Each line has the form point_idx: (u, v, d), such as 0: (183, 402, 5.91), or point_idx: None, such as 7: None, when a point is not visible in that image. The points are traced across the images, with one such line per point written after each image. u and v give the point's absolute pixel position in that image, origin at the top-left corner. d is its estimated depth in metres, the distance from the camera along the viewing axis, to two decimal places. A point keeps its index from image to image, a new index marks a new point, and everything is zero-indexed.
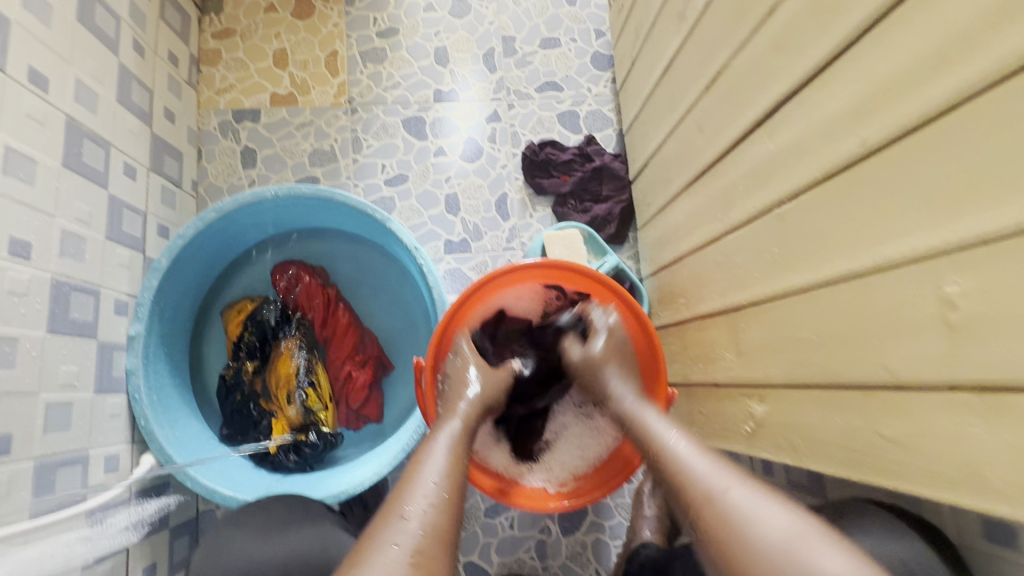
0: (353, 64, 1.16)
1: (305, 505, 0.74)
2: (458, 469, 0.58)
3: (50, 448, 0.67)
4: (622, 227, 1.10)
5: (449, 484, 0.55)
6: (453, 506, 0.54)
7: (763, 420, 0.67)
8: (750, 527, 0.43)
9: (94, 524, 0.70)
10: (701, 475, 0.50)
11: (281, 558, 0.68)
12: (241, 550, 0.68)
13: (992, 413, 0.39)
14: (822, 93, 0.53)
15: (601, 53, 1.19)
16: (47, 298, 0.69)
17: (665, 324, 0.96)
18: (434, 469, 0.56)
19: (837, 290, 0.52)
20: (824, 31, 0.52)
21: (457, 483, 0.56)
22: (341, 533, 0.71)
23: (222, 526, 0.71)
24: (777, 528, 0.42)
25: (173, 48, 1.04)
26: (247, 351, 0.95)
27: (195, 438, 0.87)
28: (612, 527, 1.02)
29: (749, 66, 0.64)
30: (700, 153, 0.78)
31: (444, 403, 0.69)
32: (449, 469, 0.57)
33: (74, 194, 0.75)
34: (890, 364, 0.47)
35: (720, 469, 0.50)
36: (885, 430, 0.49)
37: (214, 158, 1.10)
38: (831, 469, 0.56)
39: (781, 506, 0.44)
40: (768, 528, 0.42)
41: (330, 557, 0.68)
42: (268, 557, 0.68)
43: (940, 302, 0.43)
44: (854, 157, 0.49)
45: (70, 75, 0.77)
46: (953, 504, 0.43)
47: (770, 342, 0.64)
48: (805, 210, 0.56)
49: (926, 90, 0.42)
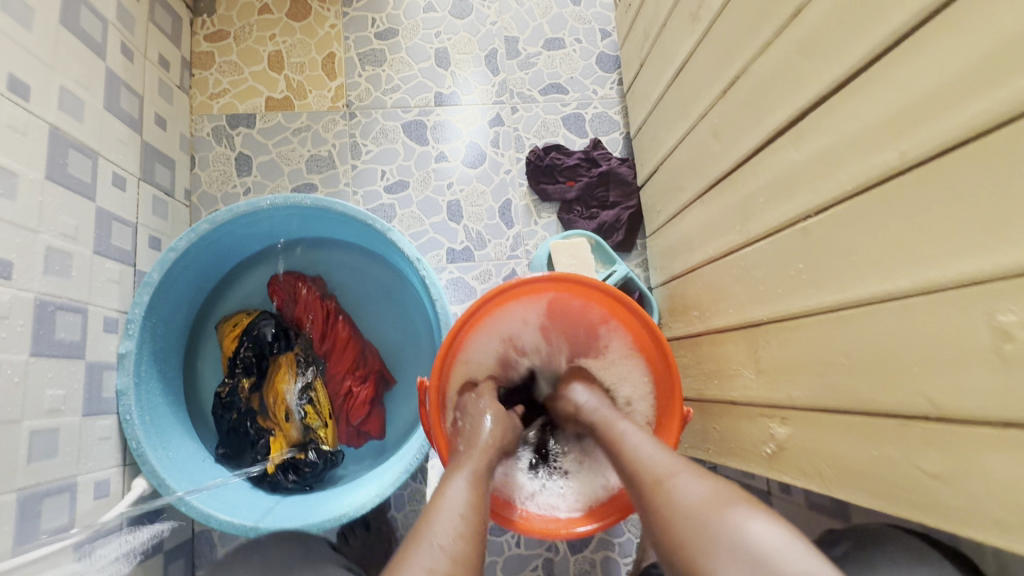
0: (351, 66, 1.12)
1: None
2: (482, 504, 0.55)
3: (35, 478, 0.64)
4: (630, 234, 1.07)
5: (472, 517, 0.53)
6: (479, 540, 0.51)
7: (785, 443, 0.64)
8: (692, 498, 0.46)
9: (82, 557, 0.65)
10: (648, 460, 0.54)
11: None
12: None
13: None
14: (855, 102, 0.49)
15: (607, 54, 1.15)
16: (30, 320, 0.65)
17: (676, 336, 0.93)
18: (455, 502, 0.54)
19: (871, 312, 0.49)
20: (857, 35, 0.48)
21: (480, 517, 0.53)
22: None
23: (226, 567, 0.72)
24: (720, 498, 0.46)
25: (164, 51, 1.00)
26: (243, 367, 0.91)
27: (189, 459, 0.84)
28: (622, 544, 0.99)
29: (771, 70, 0.61)
30: (715, 161, 0.75)
31: (463, 441, 0.67)
32: (472, 500, 0.55)
33: (59, 207, 0.71)
34: (932, 395, 0.44)
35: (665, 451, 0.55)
36: (925, 463, 0.45)
37: (207, 166, 1.06)
38: (862, 500, 0.53)
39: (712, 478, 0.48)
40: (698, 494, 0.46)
41: None
42: None
43: (991, 332, 0.39)
44: (891, 171, 0.46)
45: (53, 82, 0.73)
46: (1005, 547, 0.40)
47: (794, 362, 0.61)
48: (833, 226, 0.53)
49: (976, 102, 0.39)
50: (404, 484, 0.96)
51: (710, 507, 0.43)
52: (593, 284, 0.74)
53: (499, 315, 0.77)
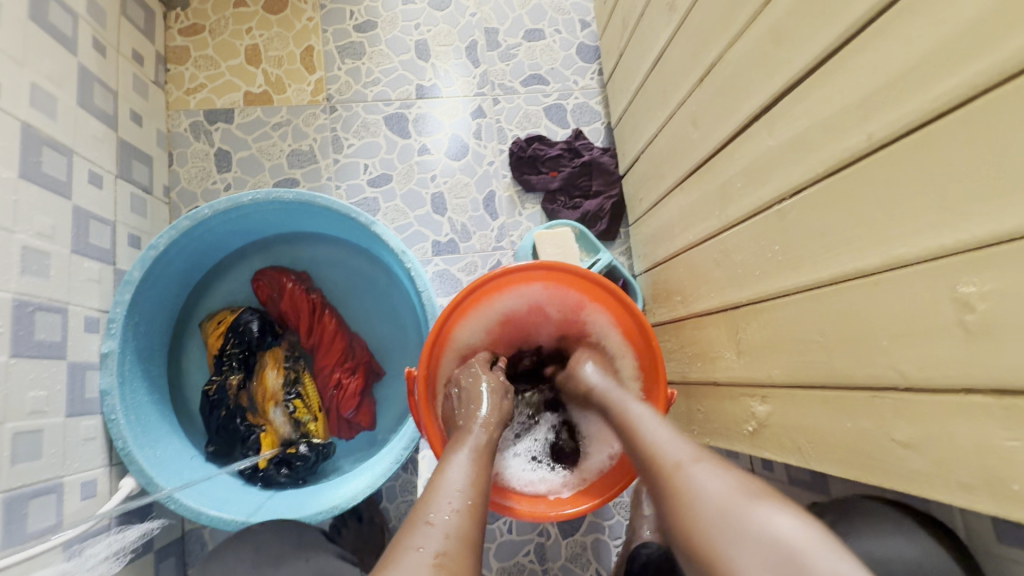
0: (330, 59, 1.11)
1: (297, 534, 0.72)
2: (482, 494, 0.55)
3: (21, 480, 0.63)
4: (614, 223, 1.08)
5: (474, 502, 0.53)
6: (480, 529, 0.51)
7: (766, 420, 0.66)
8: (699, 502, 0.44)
9: (71, 557, 0.65)
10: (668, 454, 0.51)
11: None
12: None
13: (1014, 418, 0.38)
14: (827, 86, 0.51)
15: (587, 45, 1.16)
16: (8, 320, 0.64)
17: (661, 322, 0.95)
18: (457, 486, 0.53)
19: (844, 290, 0.51)
20: (827, 19, 0.50)
21: (480, 505, 0.53)
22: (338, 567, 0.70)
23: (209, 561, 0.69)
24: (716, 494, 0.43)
25: (137, 46, 0.98)
26: (230, 363, 0.90)
27: (178, 457, 0.83)
28: (612, 527, 1.01)
29: (745, 57, 0.62)
30: (695, 148, 0.76)
31: (465, 414, 0.68)
32: (472, 487, 0.54)
33: (33, 206, 0.70)
34: (901, 367, 0.46)
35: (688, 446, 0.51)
36: (895, 432, 0.47)
37: (186, 162, 1.05)
38: (838, 471, 0.55)
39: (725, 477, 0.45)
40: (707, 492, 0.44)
41: None
42: None
43: (955, 303, 0.41)
44: (860, 153, 0.48)
45: (23, 78, 0.71)
46: (970, 508, 0.42)
47: (773, 342, 0.63)
48: (808, 207, 0.55)
49: (940, 82, 0.40)
50: (394, 476, 0.99)
51: (739, 505, 0.41)
52: (560, 266, 0.75)
53: (469, 320, 0.78)
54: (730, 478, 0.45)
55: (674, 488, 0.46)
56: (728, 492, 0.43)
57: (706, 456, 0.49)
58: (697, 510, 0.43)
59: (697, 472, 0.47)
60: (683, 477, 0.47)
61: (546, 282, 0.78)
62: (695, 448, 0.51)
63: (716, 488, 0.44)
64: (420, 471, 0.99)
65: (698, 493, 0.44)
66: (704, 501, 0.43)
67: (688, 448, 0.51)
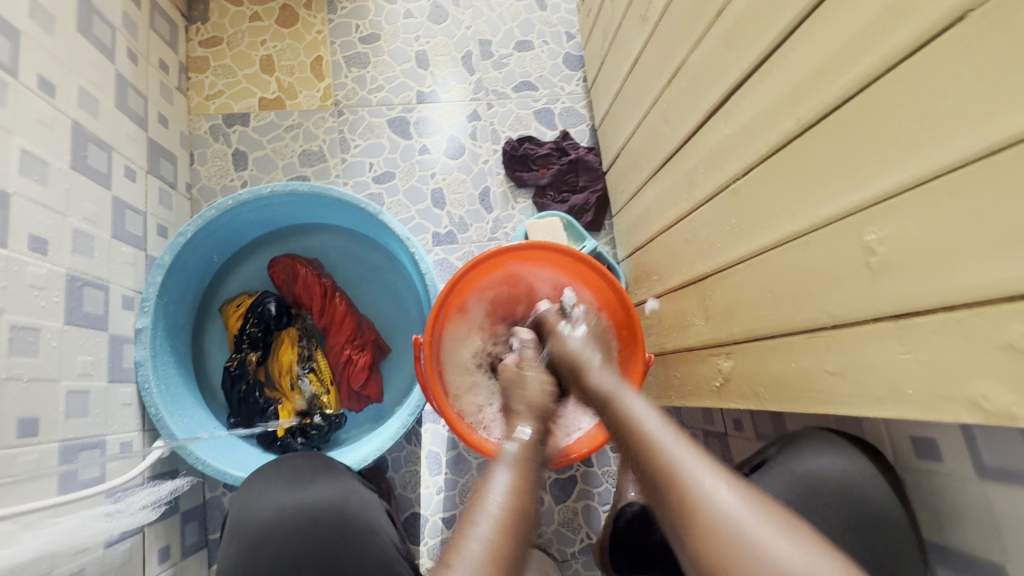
0: (338, 68, 1.21)
1: (326, 465, 0.78)
2: (525, 522, 0.51)
3: (72, 433, 0.72)
4: (599, 215, 1.18)
5: (507, 531, 0.49)
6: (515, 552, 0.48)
7: (730, 373, 0.75)
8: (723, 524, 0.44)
9: (115, 501, 0.74)
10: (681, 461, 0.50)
11: (307, 505, 0.70)
12: (270, 499, 0.71)
13: (907, 336, 0.48)
14: (765, 82, 0.61)
15: (573, 55, 1.27)
16: (62, 292, 0.73)
17: (642, 301, 1.05)
18: (489, 514, 0.50)
19: (784, 249, 0.61)
20: (764, 27, 0.60)
21: (523, 522, 0.50)
22: (362, 491, 0.75)
23: (252, 479, 0.74)
24: (738, 521, 0.44)
25: (163, 56, 1.08)
26: (249, 342, 0.99)
27: (203, 426, 0.92)
28: (600, 493, 1.10)
29: (704, 60, 0.73)
30: (666, 141, 0.87)
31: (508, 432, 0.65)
32: (505, 514, 0.51)
33: (82, 194, 0.79)
34: (829, 308, 0.56)
35: (695, 454, 0.51)
36: (826, 363, 0.57)
37: (206, 161, 1.14)
38: (786, 407, 0.64)
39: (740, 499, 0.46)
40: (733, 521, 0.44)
41: (350, 508, 0.71)
42: (295, 504, 0.70)
43: (862, 249, 0.51)
44: (791, 135, 0.58)
45: (73, 82, 0.81)
46: (882, 418, 0.52)
47: (734, 303, 0.72)
48: (755, 183, 0.65)
49: (843, 74, 0.51)
50: (400, 447, 1.07)
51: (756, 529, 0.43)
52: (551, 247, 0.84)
53: (471, 295, 0.87)
54: (760, 514, 0.45)
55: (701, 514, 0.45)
56: (775, 544, 0.42)
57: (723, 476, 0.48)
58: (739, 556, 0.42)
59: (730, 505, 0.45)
60: (721, 509, 0.45)
61: (552, 265, 0.88)
62: (710, 463, 0.50)
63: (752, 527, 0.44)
64: (423, 443, 1.07)
65: (738, 536, 0.43)
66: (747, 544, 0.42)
67: (700, 462, 0.50)
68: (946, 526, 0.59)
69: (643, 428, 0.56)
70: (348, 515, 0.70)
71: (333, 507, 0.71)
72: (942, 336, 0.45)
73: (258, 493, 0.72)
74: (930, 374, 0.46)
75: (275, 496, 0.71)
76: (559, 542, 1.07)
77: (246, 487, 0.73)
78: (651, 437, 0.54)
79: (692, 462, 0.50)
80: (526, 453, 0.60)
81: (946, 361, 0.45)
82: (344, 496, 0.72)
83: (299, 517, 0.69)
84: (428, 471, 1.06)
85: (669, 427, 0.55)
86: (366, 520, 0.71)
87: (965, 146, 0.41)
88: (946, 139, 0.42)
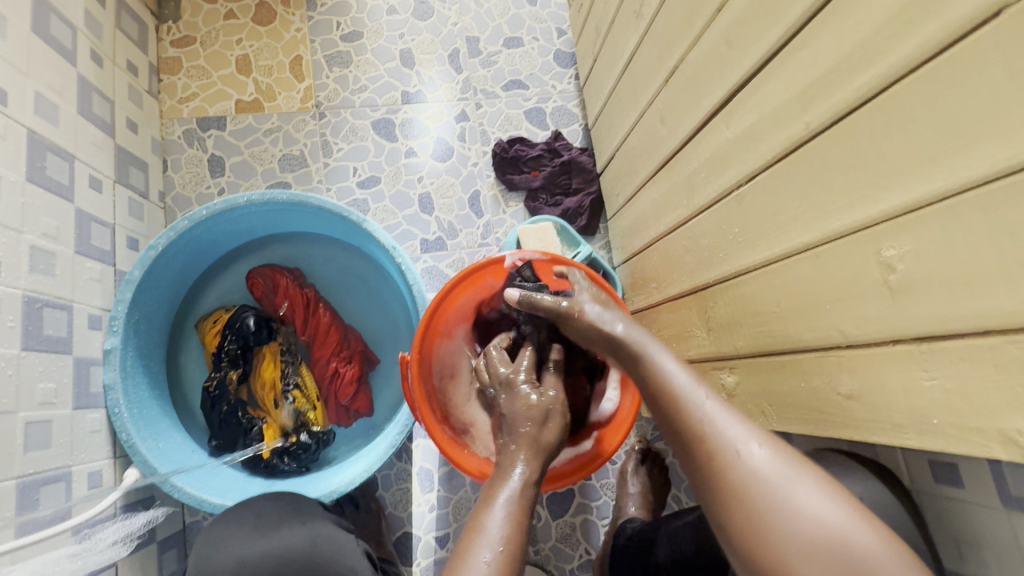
0: (319, 68, 1.16)
1: (295, 505, 0.74)
2: (522, 532, 0.52)
3: (32, 467, 0.67)
4: (593, 219, 1.14)
5: (508, 551, 0.49)
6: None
7: (734, 390, 0.72)
8: (778, 499, 0.40)
9: (82, 539, 0.69)
10: (716, 425, 0.46)
11: (274, 551, 0.65)
12: (233, 547, 0.66)
13: (930, 361, 0.44)
14: (770, 83, 0.57)
15: (564, 51, 1.22)
16: (19, 316, 0.68)
17: (639, 309, 1.01)
18: (487, 552, 0.49)
19: (792, 262, 0.57)
20: (768, 24, 0.56)
21: (517, 547, 0.50)
22: (335, 533, 0.70)
23: (216, 523, 0.70)
24: (801, 499, 0.40)
25: (131, 57, 1.02)
26: (229, 359, 0.94)
27: (180, 449, 0.87)
28: (599, 507, 1.06)
29: (703, 59, 0.68)
30: (663, 143, 0.83)
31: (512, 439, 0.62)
32: (506, 547, 0.50)
33: (40, 208, 0.74)
34: (842, 328, 0.52)
35: (728, 410, 0.47)
36: (840, 386, 0.54)
37: (180, 168, 1.09)
38: (795, 428, 0.61)
39: (804, 474, 0.42)
40: (800, 502, 0.40)
41: (320, 551, 0.66)
42: (258, 552, 0.65)
43: (881, 266, 0.47)
44: (800, 140, 0.54)
45: (28, 87, 0.75)
46: (901, 446, 0.49)
47: (737, 316, 0.69)
48: (759, 191, 0.61)
49: (858, 76, 0.47)
50: (390, 465, 1.03)
51: (784, 486, 0.41)
52: (484, 263, 0.79)
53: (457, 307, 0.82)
54: (802, 477, 0.41)
55: (737, 488, 0.42)
56: (823, 510, 0.39)
57: (766, 439, 0.44)
58: (778, 528, 0.39)
59: (821, 515, 0.39)
60: (759, 484, 0.41)
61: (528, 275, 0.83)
62: (751, 425, 0.46)
63: (796, 494, 0.40)
64: (414, 459, 1.03)
65: (786, 505, 0.40)
66: (792, 518, 0.39)
67: (743, 424, 0.46)
68: (966, 555, 0.57)
69: (667, 381, 0.52)
70: (318, 561, 0.65)
71: (300, 554, 0.65)
72: (971, 363, 0.41)
73: (219, 543, 0.66)
74: (958, 403, 0.43)
75: (236, 545, 0.66)
76: (557, 559, 1.04)
77: (208, 535, 0.68)
78: (677, 393, 0.50)
79: (733, 425, 0.46)
80: (528, 475, 0.58)
81: (975, 391, 0.41)
82: (313, 541, 0.67)
83: (262, 568, 0.63)
84: (419, 488, 1.02)
85: (695, 383, 0.50)
86: (339, 567, 0.65)
87: (996, 158, 0.37)
88: (974, 148, 0.38)
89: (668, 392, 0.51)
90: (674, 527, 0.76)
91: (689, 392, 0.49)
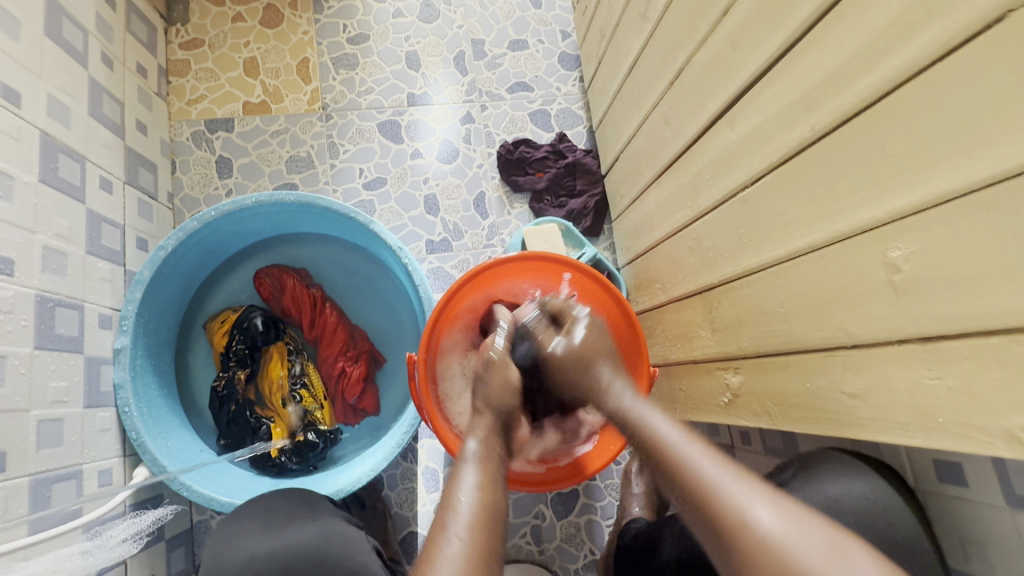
0: (326, 71, 1.17)
1: (306, 502, 0.74)
2: (495, 503, 0.51)
3: (45, 464, 0.68)
4: (597, 220, 1.15)
5: (478, 518, 0.48)
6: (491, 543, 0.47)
7: (739, 390, 0.72)
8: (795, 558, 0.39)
9: (92, 536, 0.70)
10: (715, 482, 0.45)
11: (284, 547, 0.65)
12: (244, 545, 0.66)
13: (936, 360, 0.45)
14: (774, 86, 0.58)
15: (568, 54, 1.23)
16: (32, 315, 0.69)
17: (643, 310, 1.02)
18: (459, 522, 0.48)
19: (797, 263, 0.58)
20: (773, 28, 0.57)
21: (490, 516, 0.49)
22: (345, 530, 0.71)
23: (225, 524, 0.70)
24: (819, 557, 0.39)
25: (141, 60, 1.03)
26: (236, 359, 0.95)
27: (188, 448, 0.87)
28: (603, 507, 1.06)
29: (708, 62, 0.69)
30: (668, 145, 0.83)
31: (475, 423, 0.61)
32: (477, 516, 0.49)
33: (52, 209, 0.75)
34: (847, 328, 0.53)
35: (724, 467, 0.47)
36: (845, 386, 0.54)
37: (188, 169, 1.10)
38: (800, 428, 0.61)
39: (814, 531, 0.41)
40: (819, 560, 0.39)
41: (331, 547, 0.67)
42: (267, 549, 0.65)
43: (886, 266, 0.48)
44: (805, 142, 0.55)
45: (41, 89, 0.76)
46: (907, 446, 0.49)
47: (742, 317, 0.69)
48: (764, 193, 0.62)
49: (862, 80, 0.47)
50: (395, 464, 1.03)
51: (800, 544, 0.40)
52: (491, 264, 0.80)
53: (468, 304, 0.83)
54: (814, 536, 0.40)
55: (751, 555, 0.41)
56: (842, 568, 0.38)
57: (767, 495, 0.44)
58: None
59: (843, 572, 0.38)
60: (775, 545, 0.40)
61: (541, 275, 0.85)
62: (748, 481, 0.45)
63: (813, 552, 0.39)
64: (419, 459, 1.03)
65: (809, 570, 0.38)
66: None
67: (742, 481, 0.45)
68: (972, 555, 0.57)
69: (657, 437, 0.52)
70: (328, 557, 0.65)
71: (311, 551, 0.65)
72: (975, 362, 0.42)
73: (230, 540, 0.67)
74: (963, 403, 0.43)
75: (246, 543, 0.67)
76: (561, 559, 1.04)
77: (219, 534, 0.69)
78: (671, 450, 0.50)
79: (732, 483, 0.45)
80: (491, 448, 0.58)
81: (980, 391, 0.42)
82: (323, 537, 0.67)
83: (271, 564, 0.64)
84: (424, 488, 1.02)
85: (688, 441, 0.50)
86: (348, 564, 0.65)
87: (999, 160, 0.38)
88: (979, 150, 0.39)
89: (663, 453, 0.50)
90: (678, 527, 0.77)
91: (681, 449, 0.49)
